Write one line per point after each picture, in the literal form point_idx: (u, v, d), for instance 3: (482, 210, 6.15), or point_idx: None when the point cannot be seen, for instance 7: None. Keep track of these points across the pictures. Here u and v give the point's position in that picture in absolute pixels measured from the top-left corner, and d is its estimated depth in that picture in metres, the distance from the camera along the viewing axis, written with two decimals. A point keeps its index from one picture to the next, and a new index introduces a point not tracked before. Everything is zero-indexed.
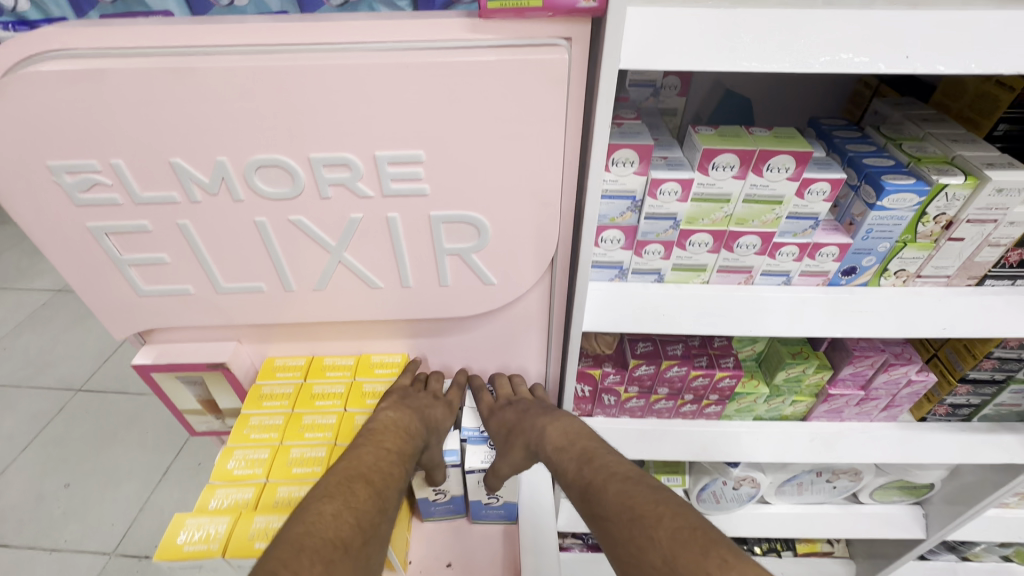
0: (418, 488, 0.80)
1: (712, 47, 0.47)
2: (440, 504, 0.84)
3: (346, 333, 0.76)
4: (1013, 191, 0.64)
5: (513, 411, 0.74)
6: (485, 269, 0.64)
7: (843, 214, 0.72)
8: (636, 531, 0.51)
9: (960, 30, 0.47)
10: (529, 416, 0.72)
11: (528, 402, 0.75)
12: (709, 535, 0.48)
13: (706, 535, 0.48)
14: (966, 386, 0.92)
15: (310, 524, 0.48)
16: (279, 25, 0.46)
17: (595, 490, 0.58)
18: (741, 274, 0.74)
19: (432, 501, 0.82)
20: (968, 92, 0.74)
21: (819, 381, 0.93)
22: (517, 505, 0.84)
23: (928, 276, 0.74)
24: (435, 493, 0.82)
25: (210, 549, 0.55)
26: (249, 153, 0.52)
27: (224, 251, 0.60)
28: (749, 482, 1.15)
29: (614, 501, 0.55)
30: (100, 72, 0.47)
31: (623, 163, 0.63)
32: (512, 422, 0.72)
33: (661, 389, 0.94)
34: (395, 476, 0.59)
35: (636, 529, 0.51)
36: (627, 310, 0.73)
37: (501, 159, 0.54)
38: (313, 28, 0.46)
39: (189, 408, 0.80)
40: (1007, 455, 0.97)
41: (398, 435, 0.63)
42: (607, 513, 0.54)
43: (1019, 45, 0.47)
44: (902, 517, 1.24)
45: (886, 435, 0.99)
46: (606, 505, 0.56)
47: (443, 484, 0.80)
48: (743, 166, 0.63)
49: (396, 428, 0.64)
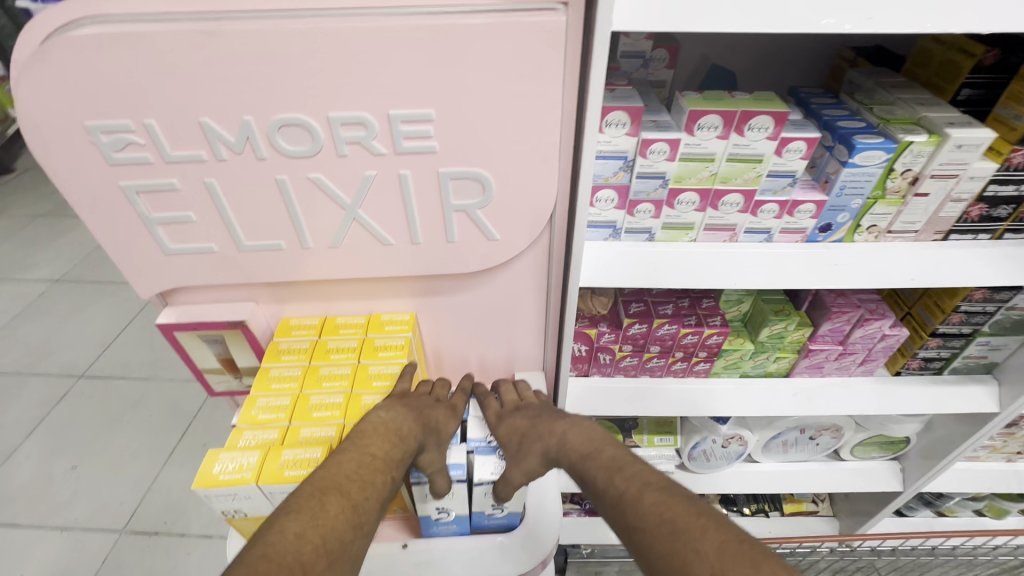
0: (420, 506, 0.75)
1: (694, 9, 0.52)
2: (443, 525, 0.78)
3: (357, 293, 0.80)
4: (971, 147, 0.70)
5: (532, 418, 0.77)
6: (489, 226, 0.69)
7: (819, 173, 0.78)
8: (678, 541, 0.54)
9: None
10: (549, 425, 0.75)
11: (546, 411, 0.79)
12: (756, 547, 0.51)
13: (752, 548, 0.51)
14: (936, 339, 0.99)
15: (273, 550, 0.48)
16: None
17: (629, 501, 0.61)
18: (726, 231, 0.80)
19: (435, 520, 0.77)
20: (934, 60, 0.80)
21: (800, 337, 1.00)
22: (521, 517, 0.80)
23: (898, 231, 0.80)
24: (438, 511, 0.76)
25: (244, 477, 0.62)
26: (273, 112, 0.56)
27: (246, 209, 0.64)
28: (737, 439, 1.22)
29: (650, 510, 0.58)
30: (135, 36, 0.51)
31: (616, 125, 0.69)
32: (533, 429, 0.75)
33: (653, 348, 1.00)
34: (376, 486, 0.59)
35: (677, 540, 0.54)
36: (620, 266, 0.78)
37: (504, 117, 0.59)
38: None
39: (209, 367, 0.84)
40: (975, 405, 1.04)
41: (383, 441, 0.63)
42: (644, 523, 0.58)
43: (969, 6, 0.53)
44: (881, 471, 1.31)
45: (863, 389, 1.06)
46: (641, 516, 0.59)
47: (446, 502, 0.75)
48: (726, 127, 0.69)
49: (384, 433, 0.64)
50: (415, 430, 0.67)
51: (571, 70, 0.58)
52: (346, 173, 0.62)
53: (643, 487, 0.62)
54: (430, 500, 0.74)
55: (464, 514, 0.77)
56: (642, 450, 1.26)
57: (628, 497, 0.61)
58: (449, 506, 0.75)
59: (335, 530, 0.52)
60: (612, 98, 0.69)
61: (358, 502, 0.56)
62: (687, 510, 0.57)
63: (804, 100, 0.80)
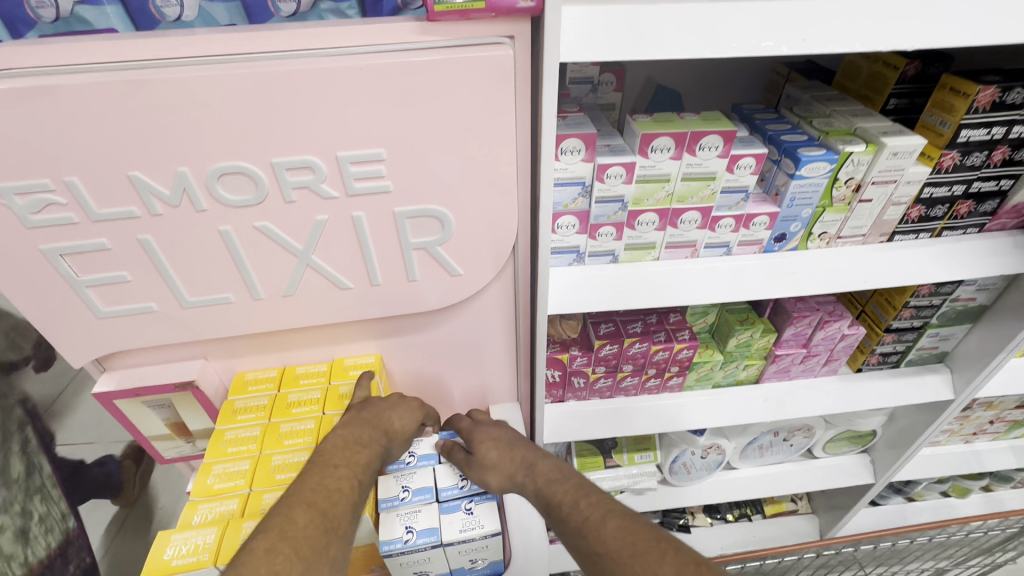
0: (396, 572, 0.70)
1: (640, 37, 0.52)
2: None
3: (317, 340, 0.76)
4: (905, 154, 0.73)
5: (499, 436, 0.75)
6: (451, 261, 0.67)
7: (769, 186, 0.80)
8: (643, 566, 0.53)
9: (843, 15, 0.54)
10: (518, 448, 0.73)
11: (513, 431, 0.77)
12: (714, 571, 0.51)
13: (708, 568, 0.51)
14: (891, 334, 1.02)
15: (244, 569, 0.45)
16: (235, 35, 0.48)
17: (592, 526, 0.59)
18: (686, 248, 0.80)
19: None
20: (862, 73, 0.85)
21: (766, 344, 1.02)
22: (504, 566, 0.75)
23: (847, 236, 0.83)
24: (417, 574, 0.71)
25: (201, 560, 0.56)
26: (210, 162, 0.53)
27: (188, 264, 0.60)
28: (715, 448, 1.23)
29: (614, 540, 0.57)
30: (49, 89, 0.47)
31: (571, 152, 0.68)
32: (500, 450, 0.73)
33: (625, 367, 0.99)
34: (346, 492, 0.56)
35: (640, 566, 0.53)
36: (586, 290, 0.78)
37: (458, 151, 0.58)
38: (270, 36, 0.49)
39: (156, 434, 0.77)
40: (931, 393, 1.09)
41: (345, 450, 0.61)
42: (609, 554, 0.56)
43: (894, 24, 0.55)
44: (852, 465, 1.34)
45: (829, 388, 1.09)
46: (607, 544, 0.57)
47: (424, 565, 0.70)
48: (679, 148, 0.70)
49: (347, 442, 0.62)
50: (378, 436, 0.66)
51: (522, 102, 0.57)
52: (296, 219, 0.58)
53: (609, 514, 0.60)
54: (406, 567, 0.69)
55: (445, 572, 0.72)
56: (624, 469, 1.24)
57: (594, 524, 0.60)
58: (427, 568, 0.70)
59: (306, 537, 0.50)
60: (566, 126, 0.69)
61: (330, 509, 0.54)
62: (652, 538, 0.56)
63: (747, 116, 0.83)
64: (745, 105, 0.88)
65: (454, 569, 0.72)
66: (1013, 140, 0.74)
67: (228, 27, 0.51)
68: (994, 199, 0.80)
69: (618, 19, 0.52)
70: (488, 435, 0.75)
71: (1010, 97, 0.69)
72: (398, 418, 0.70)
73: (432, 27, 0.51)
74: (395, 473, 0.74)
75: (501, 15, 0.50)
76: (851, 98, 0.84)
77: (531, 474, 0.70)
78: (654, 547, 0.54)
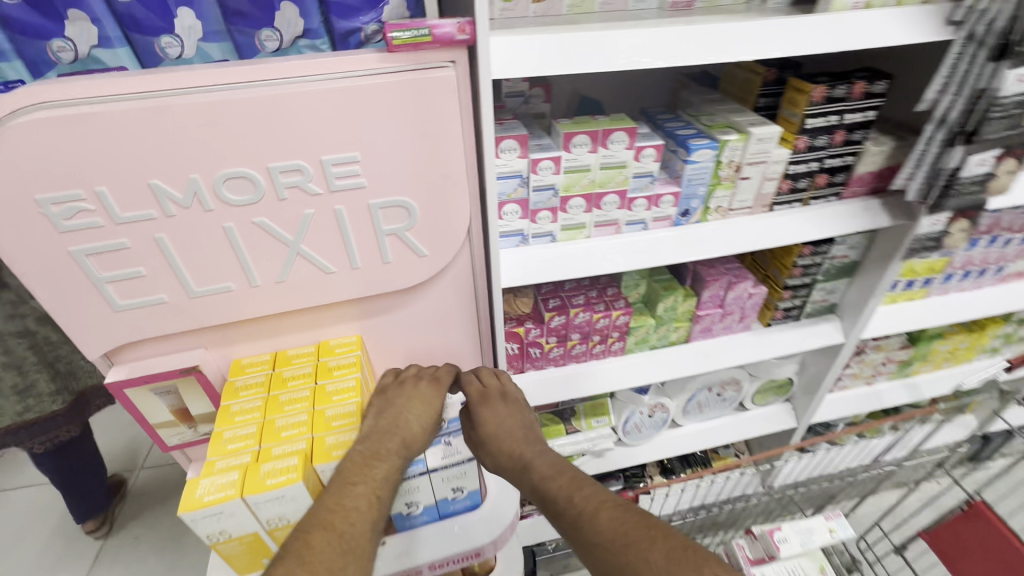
0: (391, 504, 0.81)
1: (552, 59, 0.69)
2: (415, 517, 0.85)
3: (304, 324, 0.88)
4: (768, 140, 0.94)
5: (504, 421, 0.88)
6: (417, 244, 0.81)
7: (671, 171, 0.99)
8: (636, 554, 0.66)
9: (699, 37, 0.73)
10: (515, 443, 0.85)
11: (516, 415, 0.90)
12: (698, 555, 0.64)
13: (695, 552, 0.64)
14: (788, 291, 1.24)
15: None
16: (236, 68, 0.62)
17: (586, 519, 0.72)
18: (611, 226, 0.98)
19: (407, 515, 0.83)
20: (736, 79, 1.06)
21: (688, 307, 1.21)
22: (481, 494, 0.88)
23: (737, 209, 1.03)
24: (408, 506, 0.83)
25: (229, 494, 0.64)
26: (217, 169, 0.65)
27: (195, 257, 0.71)
28: (660, 407, 1.41)
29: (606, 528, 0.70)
30: (85, 116, 0.58)
31: (509, 151, 0.85)
32: (504, 430, 0.86)
33: (574, 336, 1.16)
34: (364, 509, 0.68)
35: (632, 553, 0.66)
36: (532, 266, 0.94)
37: (417, 152, 0.72)
38: (264, 68, 0.62)
39: (162, 421, 0.87)
40: (827, 338, 1.31)
41: (365, 466, 0.71)
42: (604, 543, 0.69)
43: (737, 42, 0.75)
44: (777, 412, 1.56)
45: (744, 341, 1.29)
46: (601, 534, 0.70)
47: (414, 495, 0.82)
48: (594, 143, 0.88)
49: (365, 456, 0.72)
50: (394, 449, 0.75)
51: (465, 113, 0.73)
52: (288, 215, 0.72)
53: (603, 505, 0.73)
54: (400, 497, 0.81)
55: (431, 503, 0.85)
56: (583, 434, 1.39)
57: (590, 517, 0.72)
58: (416, 497, 0.82)
59: (323, 562, 0.61)
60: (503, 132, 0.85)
61: (348, 531, 0.66)
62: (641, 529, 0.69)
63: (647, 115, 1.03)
64: (650, 109, 1.08)
65: (439, 500, 0.85)
66: (847, 126, 0.96)
67: (227, 62, 0.64)
68: (843, 174, 1.03)
69: (534, 47, 0.69)
70: (494, 419, 0.87)
71: (836, 93, 0.92)
72: (415, 416, 0.81)
73: (392, 55, 0.66)
74: None
75: (444, 46, 0.66)
76: (729, 99, 1.05)
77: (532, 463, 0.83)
78: (646, 536, 0.67)
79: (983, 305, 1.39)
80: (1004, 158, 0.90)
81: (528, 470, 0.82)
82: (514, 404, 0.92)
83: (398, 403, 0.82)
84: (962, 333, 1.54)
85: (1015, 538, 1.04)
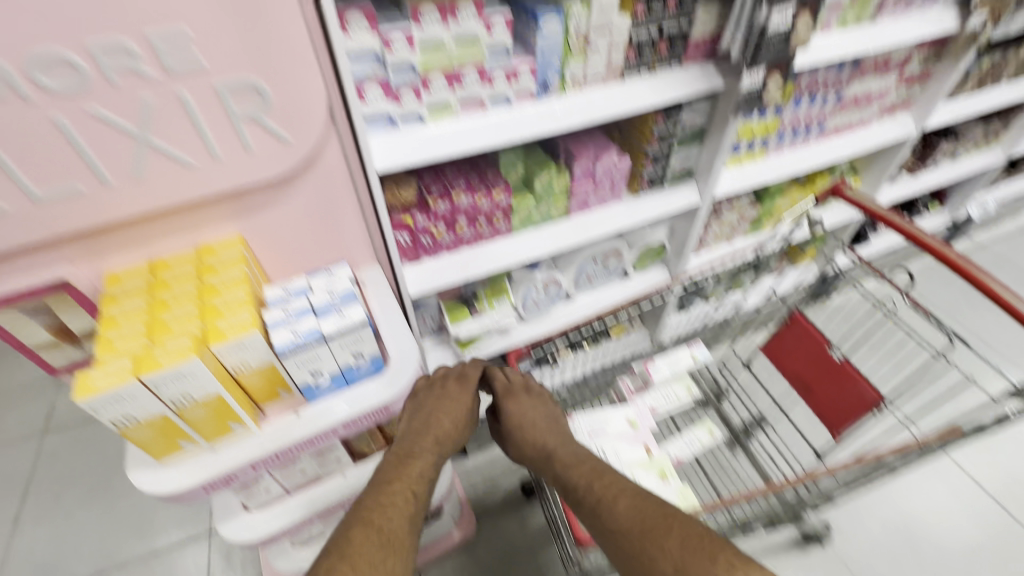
0: (295, 375, 0.84)
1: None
2: (324, 385, 0.89)
3: (175, 227, 0.87)
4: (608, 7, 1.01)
5: (538, 423, 1.33)
6: (279, 129, 0.81)
7: (527, 44, 1.04)
8: (655, 540, 0.95)
9: None
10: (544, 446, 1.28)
11: (549, 420, 1.33)
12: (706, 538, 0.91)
13: (709, 540, 0.91)
14: (649, 160, 1.39)
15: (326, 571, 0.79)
16: None
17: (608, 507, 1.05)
18: (476, 103, 1.03)
19: (314, 383, 0.87)
20: None
21: (563, 182, 1.32)
22: (382, 360, 0.93)
23: (590, 80, 1.11)
24: (314, 375, 0.87)
25: (122, 378, 0.68)
26: (24, 50, 0.61)
27: (28, 154, 0.68)
28: (552, 281, 1.58)
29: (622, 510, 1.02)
30: None
31: (358, 26, 0.86)
32: (538, 433, 1.30)
33: (461, 220, 1.24)
34: (409, 484, 0.99)
35: (650, 533, 0.96)
36: (405, 147, 0.98)
37: (253, 25, 0.70)
38: None
39: (41, 341, 0.86)
40: (687, 199, 1.49)
41: (406, 464, 1.03)
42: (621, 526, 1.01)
43: None
44: (656, 276, 1.78)
45: (617, 209, 1.44)
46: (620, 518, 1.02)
47: (316, 365, 0.85)
48: (443, 16, 0.90)
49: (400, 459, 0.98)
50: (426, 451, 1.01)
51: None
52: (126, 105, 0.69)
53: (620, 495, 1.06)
54: (303, 367, 0.83)
55: (336, 370, 0.88)
56: (487, 315, 1.52)
57: (609, 503, 1.06)
58: (320, 366, 0.85)
59: (361, 555, 0.82)
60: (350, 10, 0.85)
61: (401, 490, 0.97)
62: (656, 516, 0.98)
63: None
64: None
65: (343, 367, 0.88)
66: None
67: None
68: (680, 41, 1.13)
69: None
70: (527, 415, 1.33)
71: None
72: (451, 411, 1.14)
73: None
74: (272, 303, 0.85)
75: None
76: None
77: (559, 449, 1.27)
78: (663, 522, 0.97)
79: (810, 158, 1.63)
80: (800, 14, 1.03)
81: (553, 458, 1.26)
82: (546, 413, 1.37)
83: (435, 397, 1.17)
84: (798, 188, 1.81)
85: (816, 334, 1.49)
